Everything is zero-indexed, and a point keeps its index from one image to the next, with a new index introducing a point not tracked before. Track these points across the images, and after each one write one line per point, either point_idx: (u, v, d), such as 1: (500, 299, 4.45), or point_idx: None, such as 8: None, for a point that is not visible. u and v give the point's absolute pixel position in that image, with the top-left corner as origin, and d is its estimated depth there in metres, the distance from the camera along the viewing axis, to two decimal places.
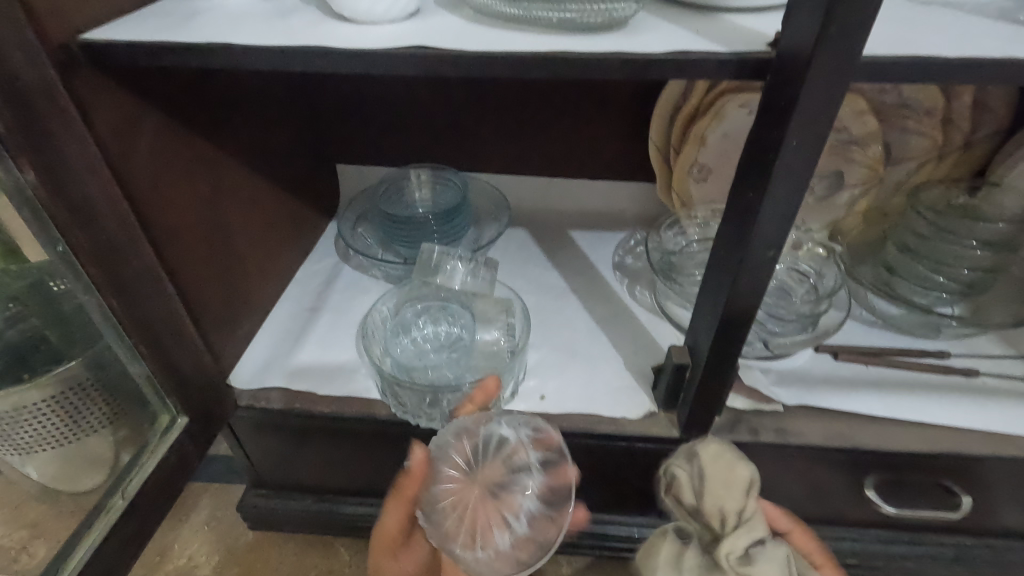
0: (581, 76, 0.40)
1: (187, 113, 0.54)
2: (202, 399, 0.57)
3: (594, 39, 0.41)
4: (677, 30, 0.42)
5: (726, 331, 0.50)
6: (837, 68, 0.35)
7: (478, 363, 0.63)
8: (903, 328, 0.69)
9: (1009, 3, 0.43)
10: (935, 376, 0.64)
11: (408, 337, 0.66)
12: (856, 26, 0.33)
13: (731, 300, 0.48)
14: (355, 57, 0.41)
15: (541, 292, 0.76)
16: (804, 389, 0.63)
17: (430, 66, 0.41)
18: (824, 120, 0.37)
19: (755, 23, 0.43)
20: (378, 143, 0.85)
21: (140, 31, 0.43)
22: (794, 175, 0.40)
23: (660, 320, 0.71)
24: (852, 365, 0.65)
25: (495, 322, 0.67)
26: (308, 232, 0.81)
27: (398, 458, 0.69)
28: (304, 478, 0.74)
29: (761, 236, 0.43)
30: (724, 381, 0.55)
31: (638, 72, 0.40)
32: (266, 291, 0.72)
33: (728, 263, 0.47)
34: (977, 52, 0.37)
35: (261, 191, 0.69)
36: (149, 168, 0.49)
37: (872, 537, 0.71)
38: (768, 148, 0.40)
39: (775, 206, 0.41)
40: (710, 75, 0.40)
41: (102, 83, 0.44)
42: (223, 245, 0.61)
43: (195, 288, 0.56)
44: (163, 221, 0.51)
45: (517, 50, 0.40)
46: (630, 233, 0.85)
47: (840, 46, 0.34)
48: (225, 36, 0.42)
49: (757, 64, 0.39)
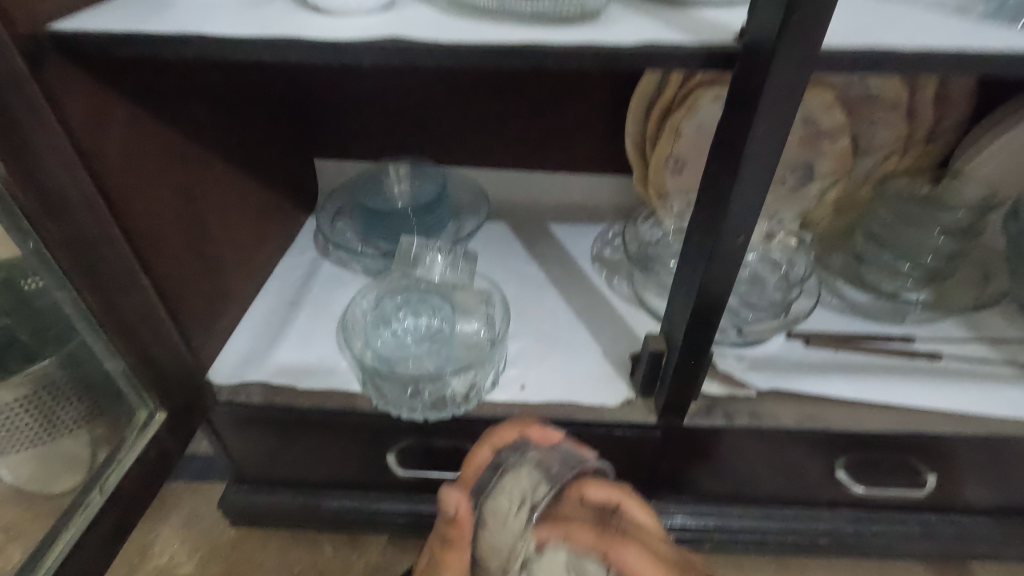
0: (555, 67, 0.41)
1: (160, 104, 0.54)
2: (181, 393, 0.57)
3: (567, 31, 0.42)
4: (648, 23, 0.43)
5: (699, 317, 0.51)
6: (800, 59, 0.36)
7: (460, 354, 0.63)
8: (870, 314, 0.72)
9: None
10: (901, 360, 0.66)
11: (388, 330, 0.66)
12: (816, 17, 0.35)
13: (703, 287, 0.49)
14: (330, 47, 0.41)
15: (522, 284, 0.76)
16: (778, 374, 0.64)
17: (405, 57, 0.42)
18: (788, 109, 0.39)
19: (724, 15, 0.44)
20: (356, 138, 0.85)
21: (110, 21, 0.42)
22: (761, 162, 0.41)
23: (638, 309, 0.73)
24: (822, 350, 0.67)
25: (475, 313, 0.68)
26: (286, 227, 0.81)
27: (381, 450, 0.69)
28: (287, 473, 0.74)
29: (731, 223, 0.44)
30: (700, 366, 0.56)
31: (610, 63, 0.41)
32: (244, 286, 0.71)
33: (701, 250, 0.48)
34: (931, 43, 0.38)
35: (237, 183, 0.68)
36: (122, 159, 0.49)
37: (844, 517, 0.73)
38: (736, 137, 0.41)
39: (744, 194, 0.43)
40: (679, 66, 0.41)
41: (71, 72, 0.43)
42: (200, 238, 0.61)
43: (171, 281, 0.56)
44: (137, 212, 0.50)
45: (491, 41, 0.41)
46: (608, 225, 0.86)
47: (801, 37, 0.35)
48: (198, 25, 0.42)
49: (725, 56, 0.40)
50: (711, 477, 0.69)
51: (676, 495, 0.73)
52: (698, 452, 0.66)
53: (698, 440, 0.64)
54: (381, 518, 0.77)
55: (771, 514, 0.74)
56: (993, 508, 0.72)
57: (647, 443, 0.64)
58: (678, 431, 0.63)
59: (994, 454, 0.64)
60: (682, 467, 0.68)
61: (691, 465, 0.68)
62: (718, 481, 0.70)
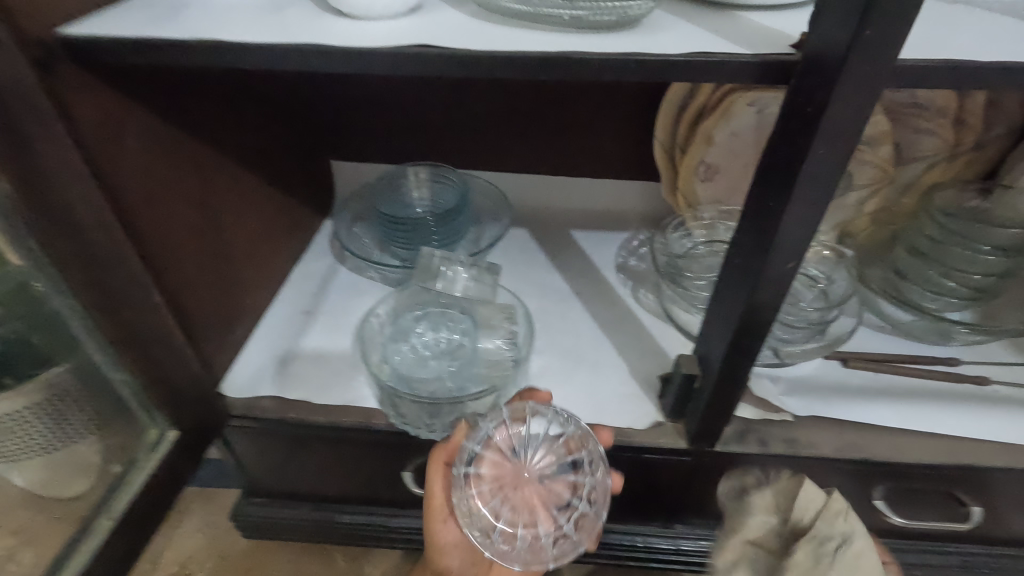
0: (594, 79, 0.38)
1: (177, 110, 0.52)
2: (193, 410, 0.55)
3: (607, 39, 0.39)
4: (695, 30, 0.40)
5: (738, 343, 0.48)
6: (871, 74, 0.33)
7: (481, 372, 0.61)
8: (913, 334, 0.68)
9: None
10: (945, 384, 0.63)
11: (407, 344, 0.64)
12: (892, 30, 0.31)
13: (746, 313, 0.46)
14: (356, 55, 0.39)
15: (543, 295, 0.74)
16: (817, 399, 0.61)
17: (435, 67, 0.39)
18: (852, 128, 0.35)
19: (775, 21, 0.41)
20: (375, 141, 0.83)
21: (124, 27, 0.40)
22: (818, 186, 0.38)
23: (667, 325, 0.70)
24: (861, 372, 0.64)
25: (498, 330, 0.65)
26: (303, 232, 0.79)
27: (397, 467, 0.67)
28: (300, 486, 0.72)
29: (782, 248, 0.41)
30: (737, 392, 0.53)
31: (653, 76, 0.38)
32: (260, 294, 0.69)
33: (744, 273, 0.45)
34: (1010, 55, 0.35)
35: (254, 188, 0.66)
36: (136, 170, 0.47)
37: (878, 546, 0.70)
38: (790, 157, 0.38)
39: (797, 219, 0.39)
40: (729, 79, 0.37)
41: (83, 80, 0.41)
42: (215, 249, 0.59)
43: (186, 295, 0.54)
44: (152, 225, 0.49)
45: (525, 52, 0.38)
46: (633, 233, 0.83)
47: (873, 50, 0.32)
48: (215, 32, 0.39)
49: (782, 68, 0.37)
50: None
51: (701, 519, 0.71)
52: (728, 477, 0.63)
53: (730, 465, 0.61)
54: (394, 534, 0.75)
55: None
56: None
57: (675, 465, 0.62)
58: (709, 456, 0.60)
59: None
60: (709, 491, 0.65)
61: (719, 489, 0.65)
62: None
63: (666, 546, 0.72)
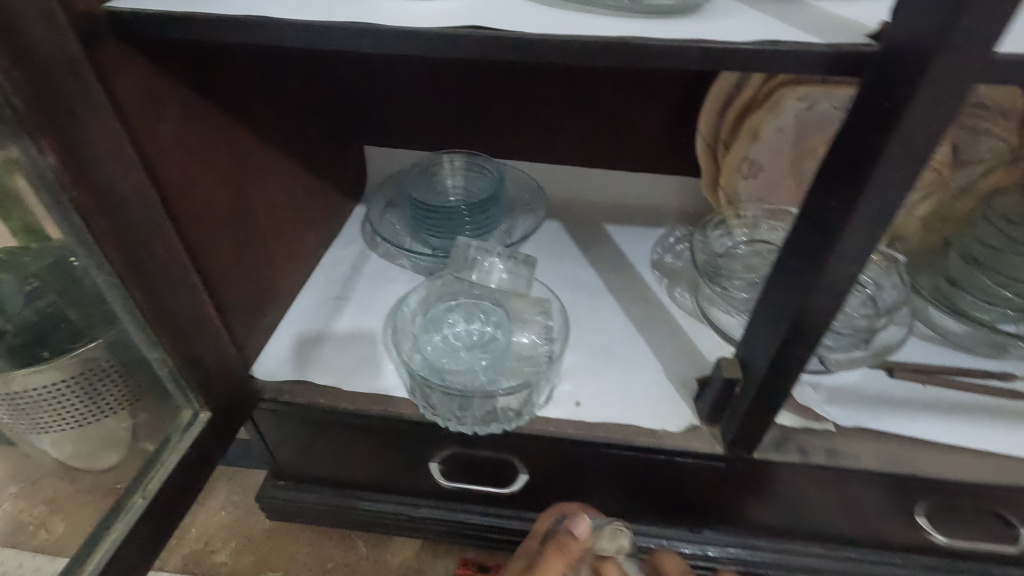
0: (651, 66, 0.37)
1: (216, 87, 0.51)
2: (225, 392, 0.55)
3: (667, 25, 0.37)
4: (760, 17, 0.38)
5: (786, 349, 0.46)
6: (963, 67, 0.31)
7: (513, 367, 0.59)
8: (966, 346, 0.65)
9: None
10: (997, 400, 0.60)
11: (439, 334, 0.63)
12: (991, 19, 0.29)
13: (798, 319, 0.44)
14: (404, 35, 0.37)
15: (577, 289, 0.72)
16: (861, 409, 0.58)
17: (487, 51, 0.37)
18: (931, 127, 0.33)
19: (848, 10, 0.39)
20: (409, 127, 0.81)
21: (169, 0, 0.39)
22: (890, 187, 0.35)
23: (703, 326, 0.68)
24: (907, 384, 0.61)
25: (531, 324, 0.63)
26: (335, 217, 0.78)
27: (422, 458, 0.66)
28: (324, 471, 0.72)
29: (843, 252, 0.39)
30: (779, 399, 0.51)
31: (716, 63, 0.36)
32: (292, 277, 0.69)
33: (799, 276, 0.43)
34: None
35: (290, 170, 0.65)
36: (175, 147, 0.46)
37: (915, 563, 0.68)
38: (861, 155, 0.36)
39: (864, 222, 0.37)
40: (799, 69, 0.35)
41: (126, 54, 0.40)
42: (251, 231, 0.58)
43: (219, 275, 0.53)
44: (189, 204, 0.48)
45: (578, 35, 0.36)
46: (670, 229, 0.81)
47: (966, 42, 0.30)
48: (261, 9, 0.38)
49: (856, 58, 0.34)
50: (771, 509, 0.65)
51: (730, 526, 0.69)
52: (760, 485, 0.61)
53: (765, 473, 0.60)
54: (415, 524, 0.75)
55: (833, 554, 0.69)
56: None
57: (707, 470, 0.60)
58: (744, 462, 0.58)
59: None
60: (741, 497, 0.64)
61: (751, 496, 0.63)
62: (777, 515, 0.66)
63: (691, 550, 0.71)
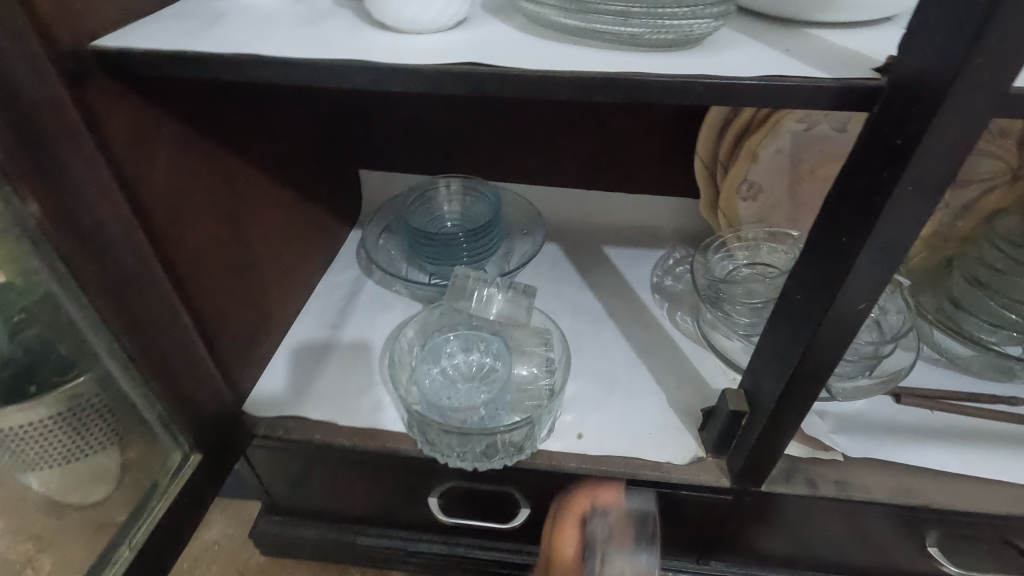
0: (655, 100, 0.36)
1: (211, 119, 0.50)
2: (215, 432, 0.53)
3: (669, 60, 0.37)
4: (763, 50, 0.38)
5: (796, 384, 0.45)
6: (980, 102, 0.30)
7: (514, 400, 0.58)
8: (974, 369, 0.64)
9: None
10: (1007, 426, 0.58)
11: (438, 367, 0.62)
12: (1008, 55, 0.28)
13: (807, 353, 0.43)
14: (401, 71, 0.37)
15: (577, 315, 0.71)
16: (869, 438, 0.57)
17: (484, 87, 0.36)
18: (944, 162, 0.32)
19: (853, 41, 0.38)
20: (406, 152, 0.81)
21: (159, 38, 0.38)
22: (901, 221, 0.34)
23: (706, 352, 0.67)
24: (915, 411, 0.60)
25: (532, 355, 0.62)
26: (330, 243, 0.77)
27: (421, 493, 0.64)
28: (320, 505, 0.70)
29: (854, 287, 0.38)
30: (786, 433, 0.50)
31: (720, 97, 0.35)
32: (287, 307, 0.68)
33: (808, 310, 0.42)
34: None
35: (285, 198, 0.64)
36: (167, 183, 0.45)
37: None
38: (872, 191, 0.35)
39: (877, 256, 0.36)
40: (806, 103, 0.34)
41: (115, 90, 0.39)
42: (245, 265, 0.57)
43: (211, 310, 0.52)
44: (180, 239, 0.47)
45: (580, 70, 0.35)
46: (669, 251, 0.80)
47: (982, 78, 0.29)
48: (254, 47, 0.38)
49: (866, 93, 0.34)
50: (779, 540, 0.63)
51: (736, 556, 0.68)
52: (767, 516, 0.60)
53: (772, 505, 0.58)
54: (414, 559, 0.73)
55: None
56: None
57: (714, 502, 0.59)
58: (752, 495, 0.57)
59: None
60: (748, 528, 0.62)
61: (758, 527, 0.62)
62: (785, 545, 0.64)
63: None
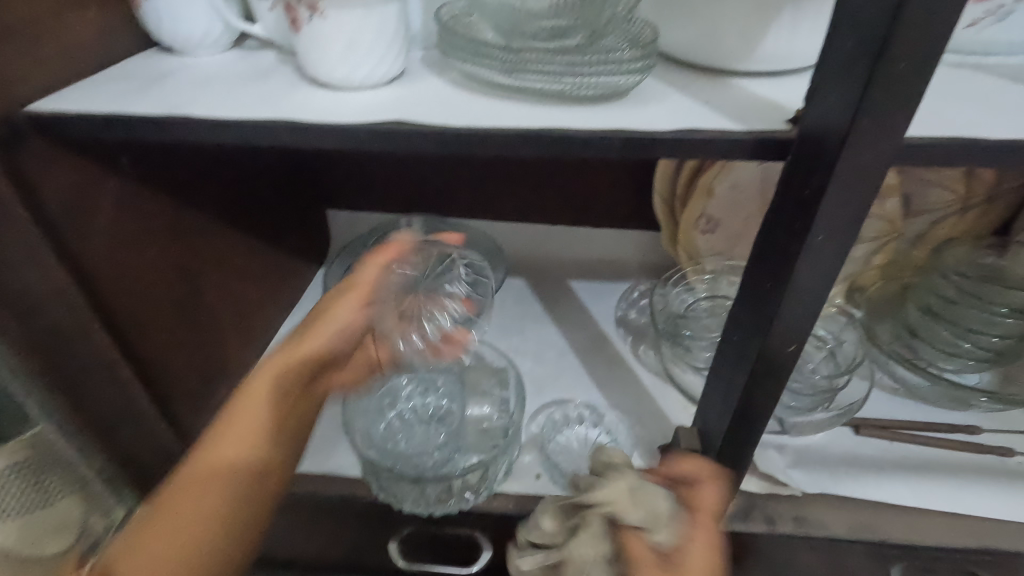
0: (577, 153, 0.36)
1: (161, 176, 0.51)
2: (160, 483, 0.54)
3: (593, 113, 0.38)
4: (686, 100, 0.39)
5: (741, 423, 0.45)
6: (877, 155, 0.31)
7: (470, 442, 0.60)
8: (931, 399, 0.64)
9: None
10: (964, 456, 0.59)
11: (394, 413, 0.63)
12: (897, 108, 0.29)
13: (747, 393, 0.43)
14: (330, 129, 0.37)
15: (540, 355, 0.71)
16: (826, 472, 0.57)
17: (413, 142, 0.37)
18: (854, 208, 0.33)
19: (772, 91, 0.39)
20: (371, 192, 0.82)
21: (97, 99, 0.39)
22: (821, 265, 0.35)
23: (667, 386, 0.67)
24: (873, 442, 0.60)
25: (488, 395, 0.64)
26: (296, 285, 0.77)
27: (381, 539, 0.63)
28: (282, 554, 0.69)
29: (785, 329, 0.39)
30: (741, 470, 0.49)
31: (641, 150, 0.36)
32: (251, 351, 0.68)
33: (744, 352, 0.42)
34: (1006, 135, 0.33)
35: (244, 245, 0.65)
36: (113, 241, 0.45)
37: None
38: (791, 240, 0.36)
39: (800, 298, 0.37)
40: (722, 153, 0.35)
41: (55, 154, 0.40)
42: (199, 314, 0.57)
43: (161, 362, 0.52)
44: (126, 294, 0.47)
45: (507, 125, 0.36)
46: (634, 285, 0.81)
47: (872, 134, 0.30)
48: (190, 106, 0.39)
49: (777, 143, 0.35)
50: None
51: None
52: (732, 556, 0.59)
53: (734, 543, 0.57)
54: None
55: None
56: None
57: None
58: None
59: None
60: None
61: None
62: None
63: None
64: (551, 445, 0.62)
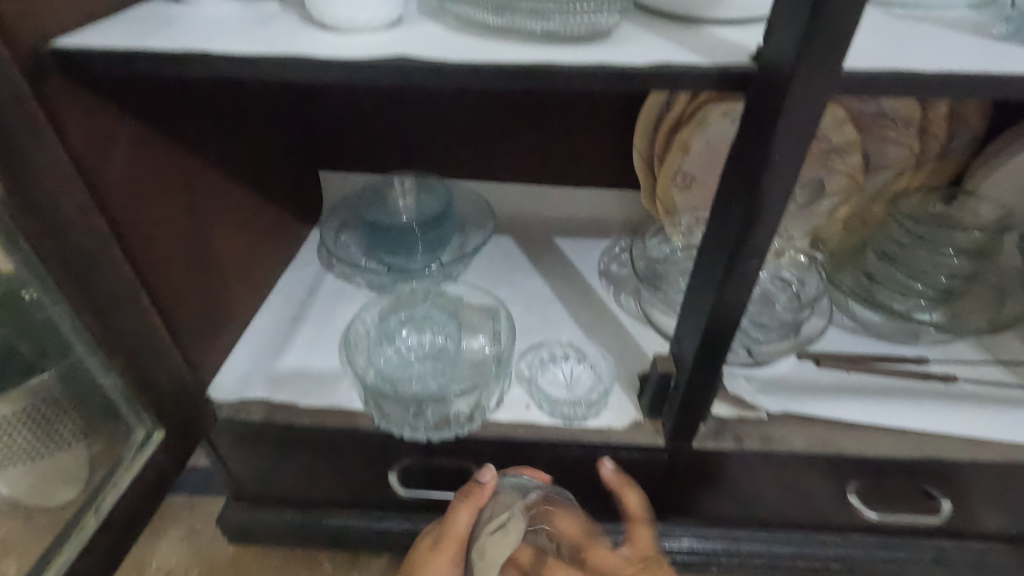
0: (565, 87, 0.41)
1: (168, 119, 0.53)
2: (178, 410, 0.56)
3: (578, 51, 0.41)
4: (661, 41, 0.43)
5: (712, 342, 0.50)
6: (823, 82, 0.36)
7: (465, 371, 0.66)
8: (885, 335, 0.70)
9: (974, 21, 0.46)
10: (914, 382, 0.65)
11: (392, 348, 0.68)
12: (840, 38, 0.34)
13: (716, 312, 0.48)
14: (336, 64, 0.41)
15: (527, 305, 0.75)
16: (790, 397, 0.63)
17: (415, 76, 0.41)
18: (804, 132, 0.38)
19: (738, 34, 0.44)
20: (363, 151, 0.85)
21: (116, 38, 0.42)
22: (777, 186, 0.40)
23: (646, 328, 0.72)
24: (834, 371, 0.66)
25: (481, 330, 0.69)
26: (292, 240, 0.80)
27: (383, 469, 0.68)
28: (288, 490, 0.74)
29: (748, 248, 0.44)
30: (711, 390, 0.55)
31: (621, 83, 0.40)
32: (249, 298, 0.71)
33: (713, 275, 0.47)
34: (937, 67, 0.38)
35: (242, 196, 0.67)
36: (127, 178, 0.48)
37: (852, 543, 0.73)
38: (751, 164, 0.40)
39: (760, 218, 0.42)
40: (693, 86, 0.40)
41: (73, 88, 0.42)
42: (204, 256, 0.60)
43: (172, 296, 0.55)
44: (139, 228, 0.50)
45: (501, 60, 0.40)
46: (614, 241, 0.85)
47: (819, 63, 0.35)
48: (205, 44, 0.41)
49: (740, 75, 0.39)
50: (717, 496, 0.69)
51: (682, 517, 0.73)
52: (705, 474, 0.65)
53: (706, 462, 0.64)
54: (382, 538, 0.77)
55: (776, 536, 0.74)
56: (1003, 535, 0.70)
57: (656, 464, 0.64)
58: (686, 453, 0.62)
59: (1010, 481, 0.62)
60: (689, 487, 0.68)
61: (697, 486, 0.68)
62: (724, 501, 0.70)
63: None
64: (538, 379, 0.67)
